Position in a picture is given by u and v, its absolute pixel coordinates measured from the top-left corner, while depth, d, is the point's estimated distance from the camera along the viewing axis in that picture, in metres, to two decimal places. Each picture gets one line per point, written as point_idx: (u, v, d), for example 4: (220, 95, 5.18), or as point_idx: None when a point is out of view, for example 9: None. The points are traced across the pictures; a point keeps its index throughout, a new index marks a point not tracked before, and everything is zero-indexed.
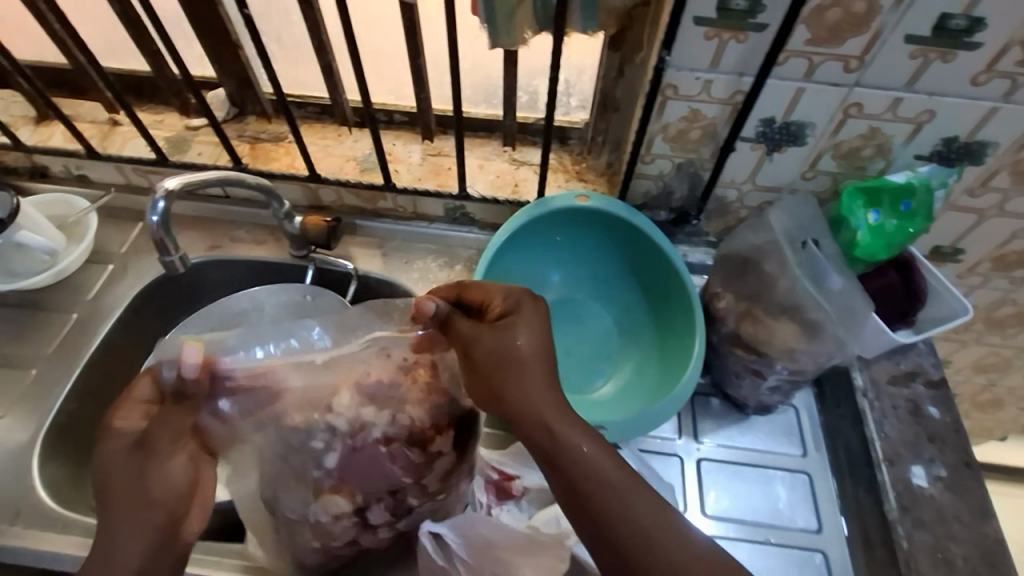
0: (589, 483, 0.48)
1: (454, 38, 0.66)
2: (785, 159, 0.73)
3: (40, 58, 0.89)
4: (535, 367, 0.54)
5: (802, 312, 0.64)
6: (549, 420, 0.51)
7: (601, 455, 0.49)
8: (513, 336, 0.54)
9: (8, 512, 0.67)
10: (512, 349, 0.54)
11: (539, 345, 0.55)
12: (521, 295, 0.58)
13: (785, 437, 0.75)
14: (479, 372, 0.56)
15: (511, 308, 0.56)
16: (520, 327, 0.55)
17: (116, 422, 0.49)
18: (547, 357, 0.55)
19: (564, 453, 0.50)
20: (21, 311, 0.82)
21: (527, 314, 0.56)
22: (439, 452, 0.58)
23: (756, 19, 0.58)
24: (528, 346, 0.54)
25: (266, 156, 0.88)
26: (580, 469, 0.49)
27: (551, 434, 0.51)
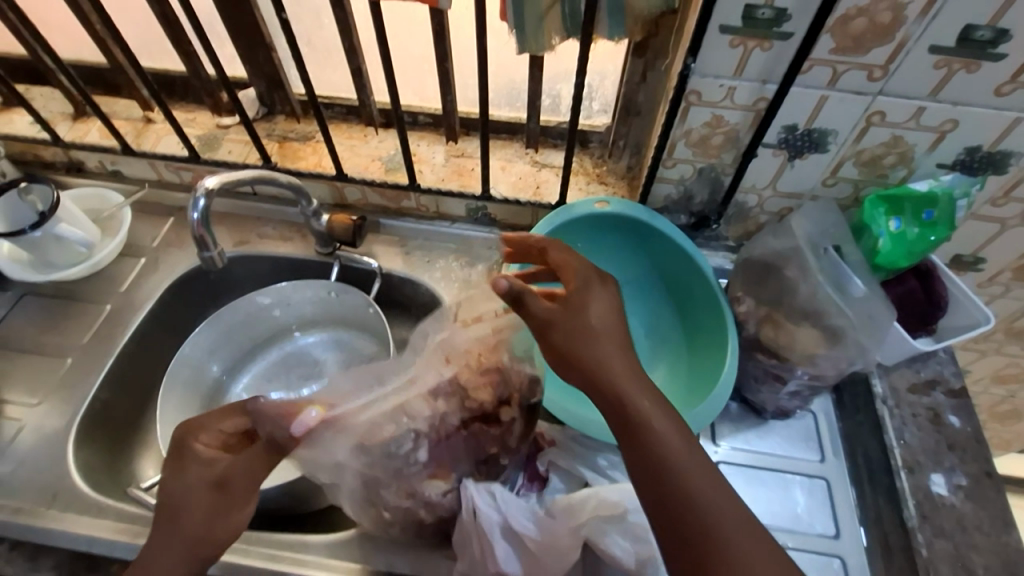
0: (656, 445, 0.50)
1: (483, 43, 0.68)
2: (807, 165, 0.73)
3: (78, 56, 0.92)
4: (608, 339, 0.56)
5: (823, 318, 0.65)
6: (622, 386, 0.54)
7: (667, 423, 0.52)
8: (586, 312, 0.58)
9: (45, 495, 0.69)
10: (588, 322, 0.57)
11: (610, 320, 0.58)
12: (593, 280, 0.61)
13: (803, 442, 0.75)
14: (552, 346, 0.57)
15: (584, 286, 0.60)
16: (593, 304, 0.58)
17: (201, 448, 0.57)
18: (619, 338, 0.57)
19: (636, 415, 0.52)
20: (58, 301, 0.85)
21: (599, 293, 0.60)
22: (514, 416, 0.65)
23: (782, 28, 0.59)
24: (601, 320, 0.58)
25: (294, 155, 0.90)
26: (650, 434, 0.51)
27: (624, 398, 0.53)
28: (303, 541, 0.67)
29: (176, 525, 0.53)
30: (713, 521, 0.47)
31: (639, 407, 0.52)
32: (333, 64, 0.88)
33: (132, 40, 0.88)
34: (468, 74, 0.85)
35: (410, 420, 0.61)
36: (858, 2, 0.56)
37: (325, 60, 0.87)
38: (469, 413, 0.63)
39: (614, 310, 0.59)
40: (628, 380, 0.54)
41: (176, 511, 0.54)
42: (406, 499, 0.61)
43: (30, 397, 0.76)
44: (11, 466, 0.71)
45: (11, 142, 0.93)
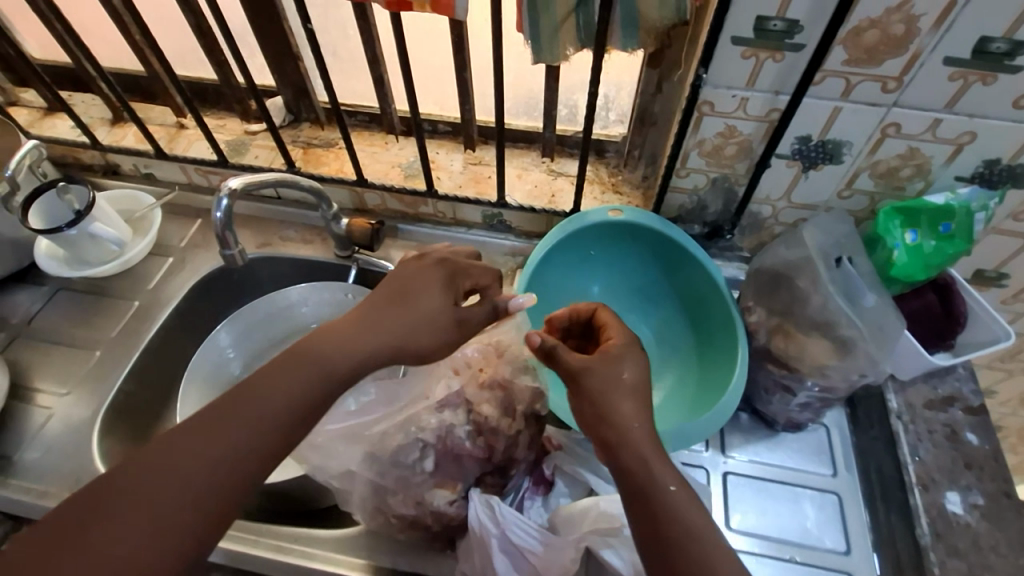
0: (676, 524, 0.48)
1: (500, 53, 0.69)
2: (821, 177, 0.73)
3: (118, 65, 0.96)
4: (640, 403, 0.55)
5: (834, 329, 0.64)
6: (648, 454, 0.52)
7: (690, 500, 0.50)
8: (621, 369, 0.57)
9: (69, 481, 0.72)
10: (621, 380, 0.56)
11: (642, 382, 0.57)
12: (637, 339, 0.61)
13: (815, 455, 0.74)
14: (580, 393, 0.57)
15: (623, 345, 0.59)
16: (630, 363, 0.58)
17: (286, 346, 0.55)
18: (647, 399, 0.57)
19: (658, 489, 0.50)
20: (90, 296, 0.89)
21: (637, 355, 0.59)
22: (520, 430, 0.66)
23: (793, 40, 0.60)
24: (634, 382, 0.57)
25: (317, 161, 0.94)
26: (671, 512, 0.49)
27: (647, 469, 0.51)
28: (312, 535, 0.69)
29: (275, 381, 0.52)
30: None
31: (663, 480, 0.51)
32: (357, 74, 0.91)
33: (169, 50, 0.93)
34: (486, 84, 0.87)
35: (419, 429, 0.64)
36: (870, 14, 0.56)
37: (349, 70, 0.90)
38: (475, 426, 0.65)
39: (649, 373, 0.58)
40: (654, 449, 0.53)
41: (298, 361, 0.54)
42: (412, 507, 0.63)
43: (60, 387, 0.80)
44: (39, 452, 0.74)
45: (53, 145, 0.98)
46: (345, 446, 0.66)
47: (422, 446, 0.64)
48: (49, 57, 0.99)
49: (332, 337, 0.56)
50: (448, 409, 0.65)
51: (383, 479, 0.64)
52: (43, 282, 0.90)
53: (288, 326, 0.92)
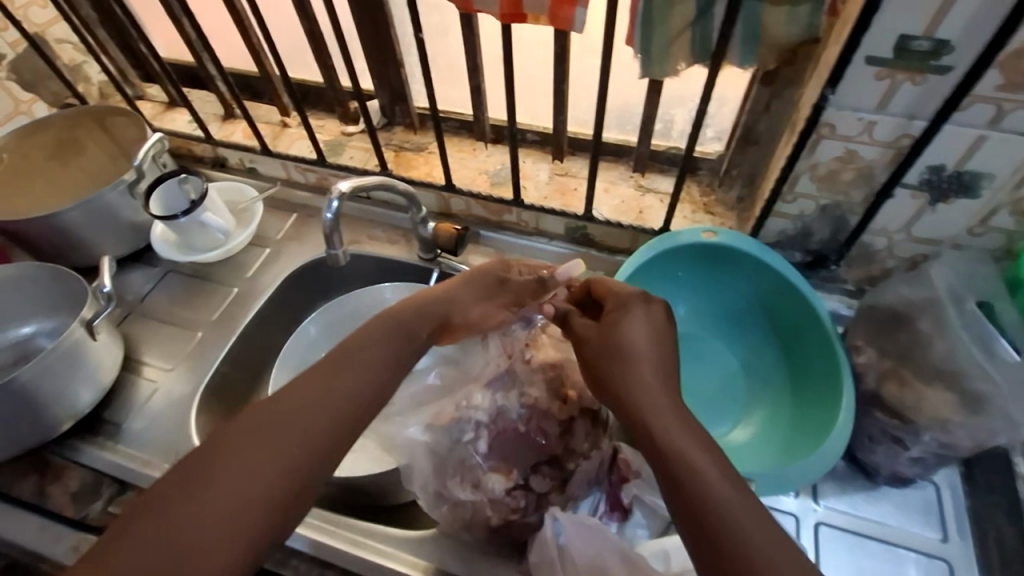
0: (695, 479, 0.46)
1: (607, 65, 0.68)
2: (950, 211, 0.67)
3: (233, 64, 1.03)
4: (643, 364, 0.55)
5: (962, 381, 0.57)
6: (648, 411, 0.52)
7: (707, 456, 0.47)
8: (621, 333, 0.57)
9: (169, 453, 0.76)
10: (622, 340, 0.57)
11: (647, 341, 0.56)
12: (637, 295, 0.61)
13: (921, 515, 0.68)
14: (590, 365, 0.60)
15: (623, 308, 0.60)
16: (630, 322, 0.58)
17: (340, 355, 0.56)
18: (655, 353, 0.56)
19: (672, 446, 0.48)
20: (194, 280, 0.95)
21: (640, 314, 0.59)
22: (572, 415, 0.69)
23: (939, 61, 0.55)
24: (636, 342, 0.56)
25: (408, 164, 0.96)
26: (689, 468, 0.47)
27: (658, 431, 0.50)
28: (385, 533, 0.69)
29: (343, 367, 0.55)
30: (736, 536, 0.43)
31: (678, 437, 0.49)
32: (453, 81, 0.92)
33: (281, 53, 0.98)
34: (582, 94, 0.86)
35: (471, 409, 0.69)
36: None
37: (446, 76, 0.91)
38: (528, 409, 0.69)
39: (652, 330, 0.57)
40: (667, 408, 0.51)
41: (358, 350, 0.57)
42: (469, 491, 0.64)
43: (165, 363, 0.86)
44: (144, 422, 0.80)
45: (171, 137, 1.05)
46: (402, 419, 0.72)
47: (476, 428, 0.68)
48: (174, 56, 1.07)
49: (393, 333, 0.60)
50: (507, 395, 0.70)
51: (443, 457, 0.67)
52: (156, 264, 0.98)
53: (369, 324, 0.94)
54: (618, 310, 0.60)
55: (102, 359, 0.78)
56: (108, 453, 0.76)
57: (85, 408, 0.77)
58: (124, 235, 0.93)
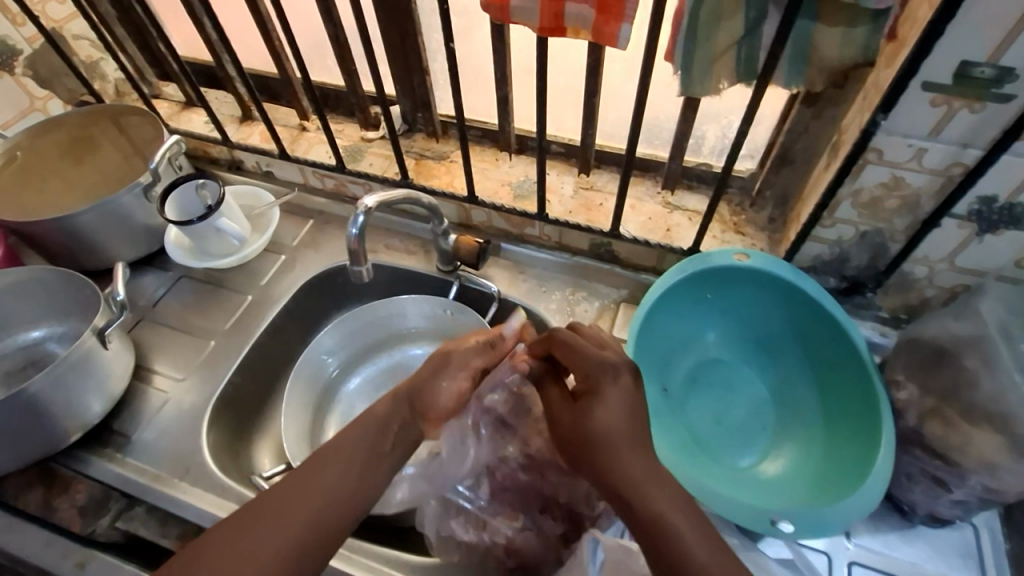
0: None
1: (644, 82, 0.65)
2: (999, 242, 0.64)
3: (252, 66, 1.00)
4: (624, 446, 0.53)
5: (1013, 425, 0.55)
6: (626, 482, 0.51)
7: (704, 546, 0.48)
8: (598, 414, 0.54)
9: (179, 468, 0.74)
10: (602, 427, 0.53)
11: (625, 419, 0.54)
12: (603, 367, 0.57)
13: (959, 558, 0.65)
14: (570, 444, 0.57)
15: (596, 383, 0.56)
16: (608, 400, 0.55)
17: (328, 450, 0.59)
18: (630, 432, 0.53)
19: (669, 535, 0.49)
20: (207, 286, 0.93)
21: (616, 387, 0.56)
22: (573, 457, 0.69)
23: (1001, 89, 0.52)
24: (615, 423, 0.54)
25: (429, 173, 0.93)
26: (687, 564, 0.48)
27: (653, 523, 0.50)
28: (402, 559, 0.67)
29: (318, 476, 0.57)
30: None
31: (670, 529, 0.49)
32: (477, 89, 0.89)
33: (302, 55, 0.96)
34: (612, 107, 0.83)
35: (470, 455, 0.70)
36: None
37: (470, 83, 0.88)
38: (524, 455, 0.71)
39: (627, 404, 0.55)
40: (661, 497, 0.51)
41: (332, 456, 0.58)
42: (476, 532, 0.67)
43: (176, 372, 0.84)
44: (155, 433, 0.78)
45: (188, 138, 1.03)
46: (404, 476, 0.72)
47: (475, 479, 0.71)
48: (192, 54, 1.05)
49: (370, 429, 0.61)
50: (506, 442, 0.72)
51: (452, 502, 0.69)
52: (168, 268, 0.96)
53: (385, 332, 0.93)
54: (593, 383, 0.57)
55: (113, 368, 0.76)
56: (117, 466, 0.74)
57: (95, 418, 0.75)
58: (137, 238, 0.91)
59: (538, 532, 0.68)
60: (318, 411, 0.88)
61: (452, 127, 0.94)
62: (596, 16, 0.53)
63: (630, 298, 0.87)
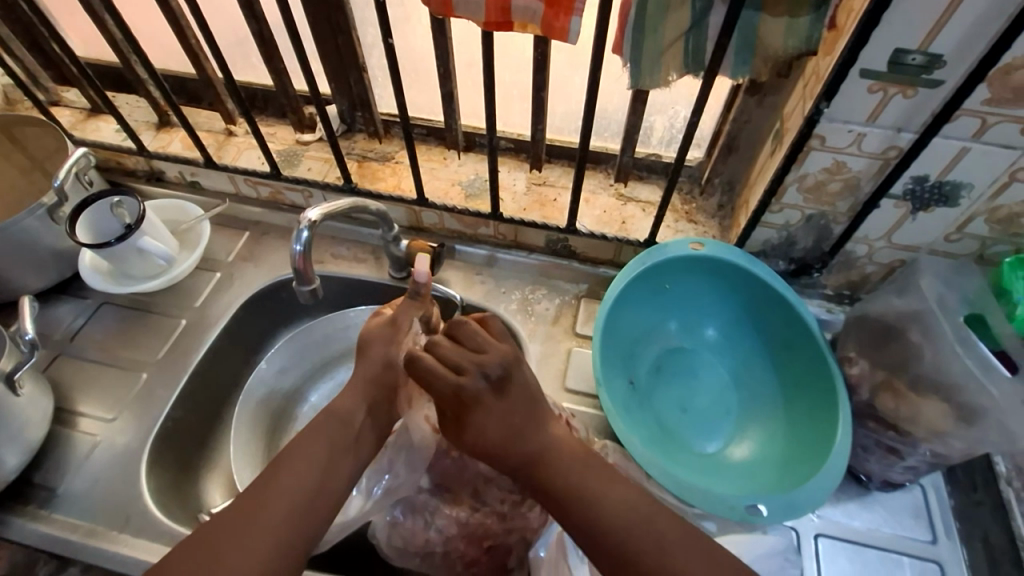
0: (620, 539, 0.49)
1: (595, 75, 0.64)
2: (931, 219, 0.68)
3: (167, 67, 0.91)
4: (514, 442, 0.53)
5: (957, 394, 0.58)
6: (515, 458, 0.53)
7: (610, 490, 0.52)
8: (473, 429, 0.53)
9: (118, 518, 0.68)
10: (478, 441, 0.53)
11: (495, 431, 0.53)
12: (459, 392, 0.52)
13: (912, 519, 0.69)
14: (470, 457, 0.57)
15: (456, 406, 0.54)
16: (475, 417, 0.53)
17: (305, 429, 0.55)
18: (512, 436, 0.53)
19: (568, 488, 0.52)
20: (135, 312, 0.85)
21: (481, 404, 0.53)
22: None
23: (931, 75, 0.54)
24: (490, 432, 0.53)
25: (374, 176, 0.88)
26: (618, 535, 0.49)
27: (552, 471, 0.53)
28: None
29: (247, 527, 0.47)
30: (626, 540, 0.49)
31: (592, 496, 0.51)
32: (420, 86, 0.85)
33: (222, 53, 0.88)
34: (561, 99, 0.81)
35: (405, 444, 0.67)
36: None
37: (412, 79, 0.84)
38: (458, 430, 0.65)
39: (486, 411, 0.53)
40: (582, 476, 0.52)
41: (261, 505, 0.48)
42: (431, 532, 0.64)
43: (106, 412, 0.76)
44: (87, 483, 0.71)
45: (97, 149, 0.93)
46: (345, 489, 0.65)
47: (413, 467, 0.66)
48: (93, 55, 0.94)
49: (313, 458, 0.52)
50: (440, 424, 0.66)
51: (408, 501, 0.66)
52: (86, 295, 0.86)
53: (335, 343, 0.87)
54: (459, 405, 0.54)
55: (28, 413, 0.68)
56: (43, 525, 0.67)
57: (13, 473, 0.67)
58: (46, 265, 0.81)
59: (486, 508, 0.65)
60: (273, 433, 0.82)
61: (395, 126, 0.89)
62: (545, 10, 0.51)
63: (591, 293, 0.86)
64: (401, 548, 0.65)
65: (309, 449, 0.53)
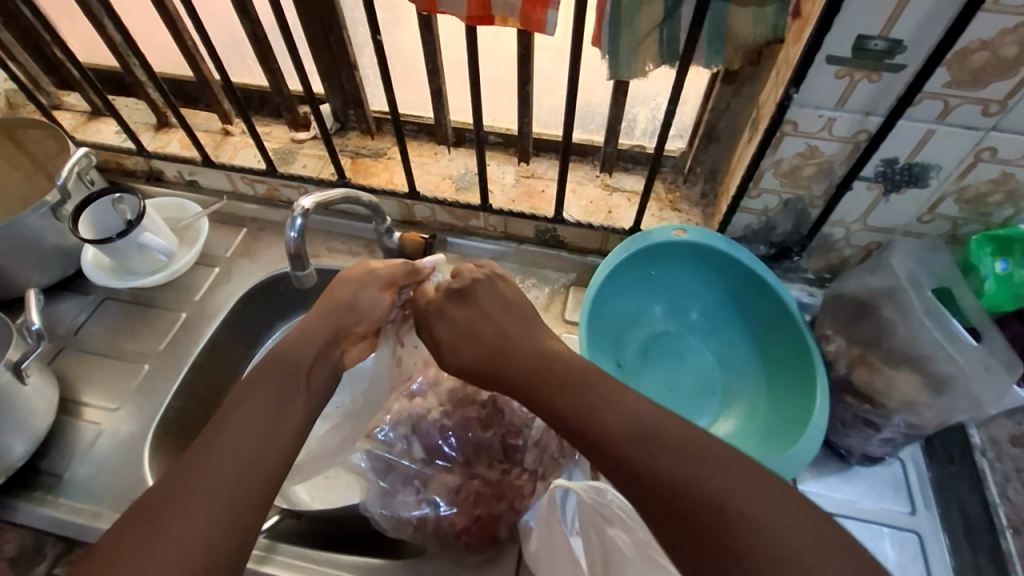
0: (615, 439, 0.45)
1: (575, 68, 0.66)
2: (902, 201, 0.70)
3: (165, 70, 0.94)
4: (506, 351, 0.55)
5: (927, 364, 0.61)
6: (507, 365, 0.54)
7: (604, 393, 0.48)
8: (471, 329, 0.58)
9: (123, 502, 0.70)
10: (476, 339, 0.57)
11: (493, 328, 0.57)
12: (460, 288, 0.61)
13: (891, 491, 0.72)
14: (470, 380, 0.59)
15: (456, 308, 0.60)
16: (471, 317, 0.59)
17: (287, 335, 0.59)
18: (502, 332, 0.56)
19: (557, 396, 0.50)
20: (136, 306, 0.87)
21: (475, 303, 0.59)
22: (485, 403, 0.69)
23: (894, 60, 0.57)
24: (491, 329, 0.57)
25: (367, 171, 0.91)
26: (611, 435, 0.45)
27: (543, 377, 0.52)
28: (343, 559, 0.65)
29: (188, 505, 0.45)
30: (620, 437, 0.45)
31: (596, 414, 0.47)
32: (411, 84, 0.88)
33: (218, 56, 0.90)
34: (546, 94, 0.84)
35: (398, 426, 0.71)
36: (982, 35, 0.53)
37: (402, 77, 0.87)
38: None
39: (463, 327, 0.58)
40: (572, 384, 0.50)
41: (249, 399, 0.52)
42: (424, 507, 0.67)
43: (109, 402, 0.78)
44: (90, 470, 0.73)
45: (98, 150, 0.96)
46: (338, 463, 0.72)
47: (406, 439, 0.70)
48: (94, 60, 0.97)
49: (251, 429, 0.50)
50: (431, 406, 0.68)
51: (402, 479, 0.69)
52: (88, 291, 0.89)
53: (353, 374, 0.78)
54: (455, 306, 0.60)
55: (33, 403, 0.71)
56: (51, 509, 0.70)
57: (21, 460, 0.69)
58: (50, 262, 0.84)
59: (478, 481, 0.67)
60: None
61: (386, 123, 0.92)
62: (522, 4, 0.54)
63: (579, 282, 0.89)
64: (396, 518, 0.67)
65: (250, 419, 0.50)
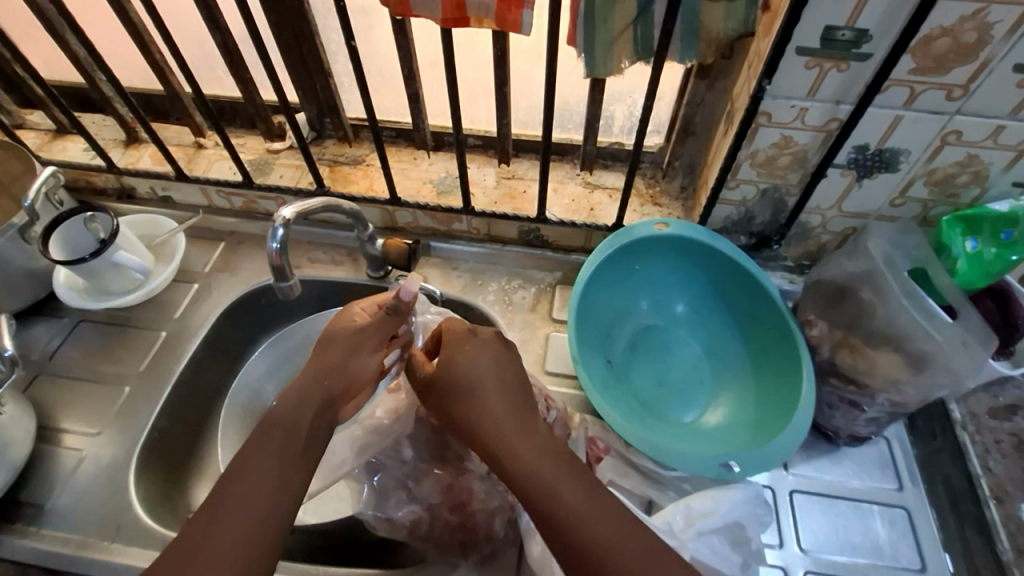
0: (560, 513, 0.48)
1: (551, 69, 0.66)
2: (875, 186, 0.72)
3: (131, 84, 0.92)
4: (488, 398, 0.54)
5: (907, 343, 0.62)
6: (489, 419, 0.53)
7: (564, 472, 0.50)
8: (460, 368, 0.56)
9: (109, 529, 0.68)
10: (459, 376, 0.55)
11: (489, 375, 0.55)
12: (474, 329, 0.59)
13: (878, 470, 0.73)
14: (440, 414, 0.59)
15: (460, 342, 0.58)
16: (465, 355, 0.56)
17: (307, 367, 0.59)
18: (496, 386, 0.55)
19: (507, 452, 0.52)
20: (113, 327, 0.85)
21: (477, 343, 0.57)
22: None
23: (861, 49, 0.59)
24: (480, 370, 0.55)
25: (346, 179, 0.90)
26: (558, 506, 0.48)
27: (508, 445, 0.52)
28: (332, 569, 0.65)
29: (206, 554, 0.47)
30: (562, 508, 0.48)
31: (571, 499, 0.49)
32: (386, 89, 0.87)
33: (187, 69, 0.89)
34: (523, 95, 0.84)
35: None
36: (944, 22, 0.55)
37: (379, 84, 0.86)
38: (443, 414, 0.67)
39: (462, 362, 0.56)
40: (536, 452, 0.52)
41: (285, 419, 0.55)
42: (419, 511, 0.66)
43: (90, 427, 0.76)
44: (73, 498, 0.71)
45: (65, 169, 0.93)
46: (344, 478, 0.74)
47: None
48: (56, 76, 0.94)
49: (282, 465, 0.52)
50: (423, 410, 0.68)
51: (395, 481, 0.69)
52: (62, 314, 0.86)
53: (313, 333, 0.87)
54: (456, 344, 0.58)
55: (10, 433, 0.68)
56: (33, 541, 0.68)
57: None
58: (20, 286, 0.81)
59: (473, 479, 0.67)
60: None
61: (364, 129, 0.91)
62: (498, 5, 0.54)
63: (564, 280, 0.89)
64: (389, 521, 0.67)
65: (271, 460, 0.52)
